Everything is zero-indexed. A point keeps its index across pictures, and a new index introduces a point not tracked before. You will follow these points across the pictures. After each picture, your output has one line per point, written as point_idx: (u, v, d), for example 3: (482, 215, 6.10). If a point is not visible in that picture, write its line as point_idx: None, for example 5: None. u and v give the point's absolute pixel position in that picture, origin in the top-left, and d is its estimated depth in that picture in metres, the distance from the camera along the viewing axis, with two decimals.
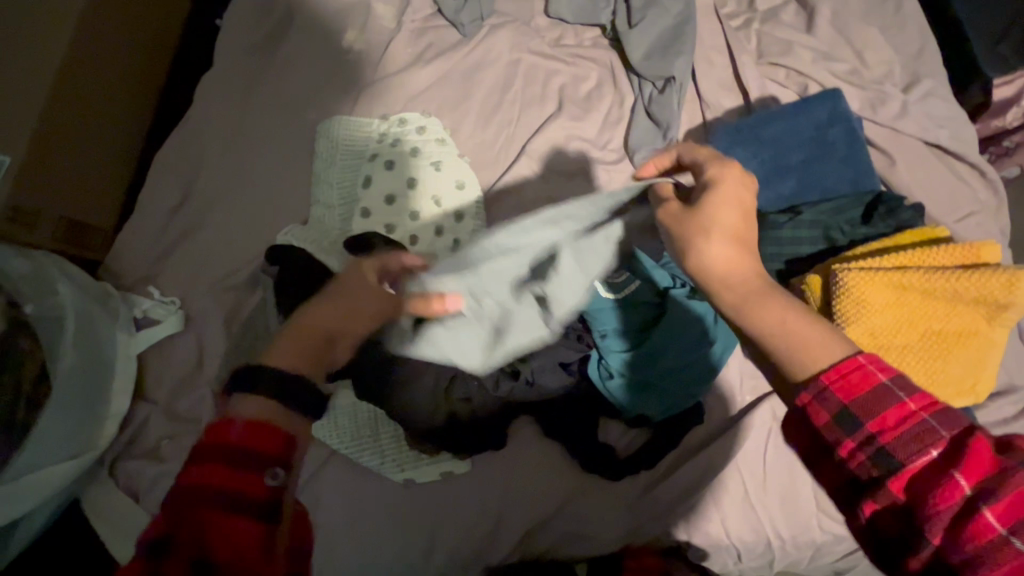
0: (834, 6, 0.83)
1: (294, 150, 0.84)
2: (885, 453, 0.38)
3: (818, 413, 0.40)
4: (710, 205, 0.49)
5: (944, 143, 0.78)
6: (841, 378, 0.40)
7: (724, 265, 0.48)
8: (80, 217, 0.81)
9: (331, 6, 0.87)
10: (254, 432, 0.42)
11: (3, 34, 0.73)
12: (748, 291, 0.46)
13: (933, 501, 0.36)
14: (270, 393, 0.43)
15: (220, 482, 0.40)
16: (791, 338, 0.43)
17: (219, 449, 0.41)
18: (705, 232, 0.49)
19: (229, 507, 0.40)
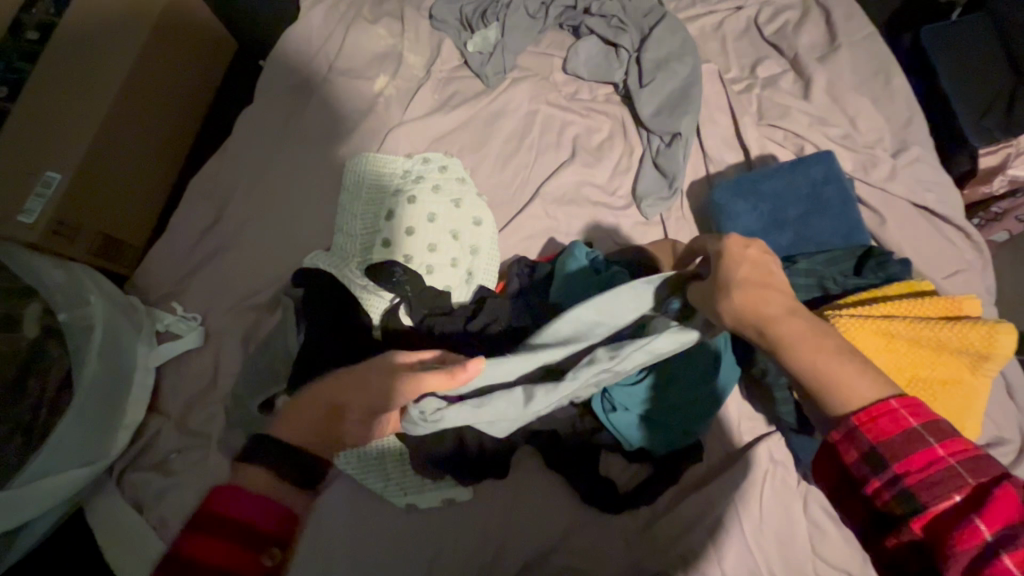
0: (829, 76, 0.90)
1: (322, 182, 0.89)
2: (910, 494, 0.40)
3: (848, 449, 0.42)
4: (726, 268, 0.47)
5: (930, 206, 0.83)
6: (871, 421, 0.41)
7: (750, 315, 0.45)
8: (116, 234, 0.85)
9: (367, 55, 0.95)
10: (260, 510, 0.49)
11: (71, 66, 0.81)
12: (789, 335, 0.43)
13: (951, 542, 0.37)
14: (272, 459, 0.51)
15: (219, 559, 0.47)
16: (826, 380, 0.42)
17: (227, 521, 0.48)
18: (727, 289, 0.46)
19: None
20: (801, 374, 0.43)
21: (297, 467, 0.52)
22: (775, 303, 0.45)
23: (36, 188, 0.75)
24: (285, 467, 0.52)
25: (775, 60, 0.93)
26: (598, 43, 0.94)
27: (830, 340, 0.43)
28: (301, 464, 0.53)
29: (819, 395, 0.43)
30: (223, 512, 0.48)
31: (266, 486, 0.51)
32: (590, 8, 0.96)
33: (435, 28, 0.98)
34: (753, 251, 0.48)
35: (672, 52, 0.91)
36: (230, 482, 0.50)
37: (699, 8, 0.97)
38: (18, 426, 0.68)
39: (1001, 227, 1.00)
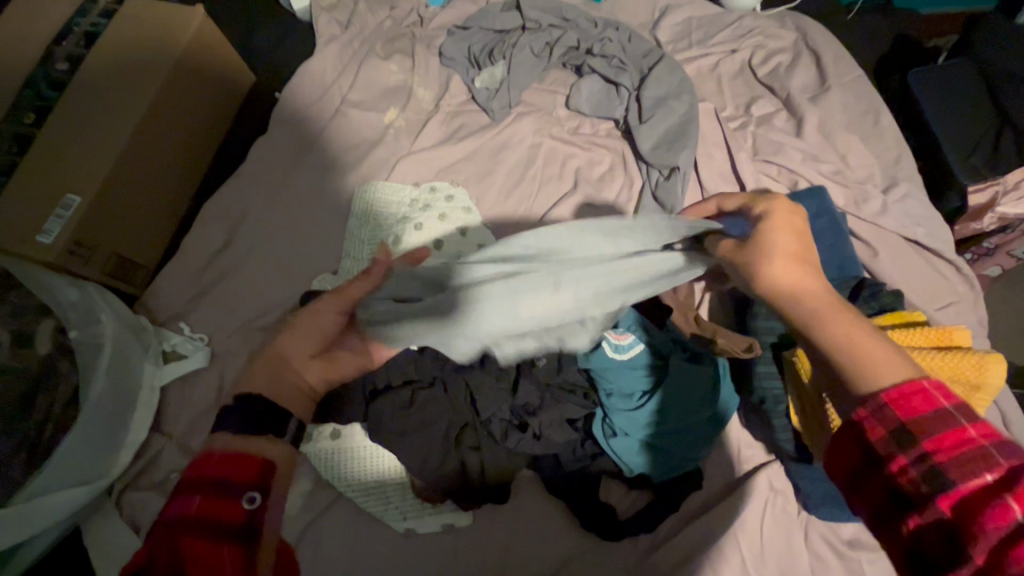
0: (820, 115, 0.94)
1: (332, 207, 0.92)
2: (936, 472, 0.36)
3: (875, 427, 0.39)
4: (768, 232, 0.50)
5: (921, 240, 0.86)
6: (899, 397, 0.38)
7: (790, 283, 0.47)
8: (129, 256, 0.88)
9: (378, 89, 1.00)
10: (228, 460, 0.43)
11: (98, 95, 0.86)
12: (820, 308, 0.45)
13: (979, 519, 0.33)
14: (234, 420, 0.45)
15: (200, 512, 0.41)
16: (862, 350, 0.41)
17: (196, 482, 0.42)
18: (769, 252, 0.49)
19: (203, 532, 0.40)
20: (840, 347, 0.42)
21: (274, 416, 0.46)
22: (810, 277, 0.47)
23: (57, 209, 0.79)
24: (244, 426, 0.45)
25: (769, 100, 0.98)
26: (599, 81, 0.99)
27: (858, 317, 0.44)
28: (264, 419, 0.46)
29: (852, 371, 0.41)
30: (195, 474, 0.43)
31: (234, 445, 0.44)
32: (592, 49, 1.01)
33: (444, 65, 1.02)
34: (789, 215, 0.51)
35: (670, 91, 0.96)
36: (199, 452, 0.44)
37: (696, 50, 1.02)
38: (22, 443, 0.67)
39: (993, 262, 1.01)
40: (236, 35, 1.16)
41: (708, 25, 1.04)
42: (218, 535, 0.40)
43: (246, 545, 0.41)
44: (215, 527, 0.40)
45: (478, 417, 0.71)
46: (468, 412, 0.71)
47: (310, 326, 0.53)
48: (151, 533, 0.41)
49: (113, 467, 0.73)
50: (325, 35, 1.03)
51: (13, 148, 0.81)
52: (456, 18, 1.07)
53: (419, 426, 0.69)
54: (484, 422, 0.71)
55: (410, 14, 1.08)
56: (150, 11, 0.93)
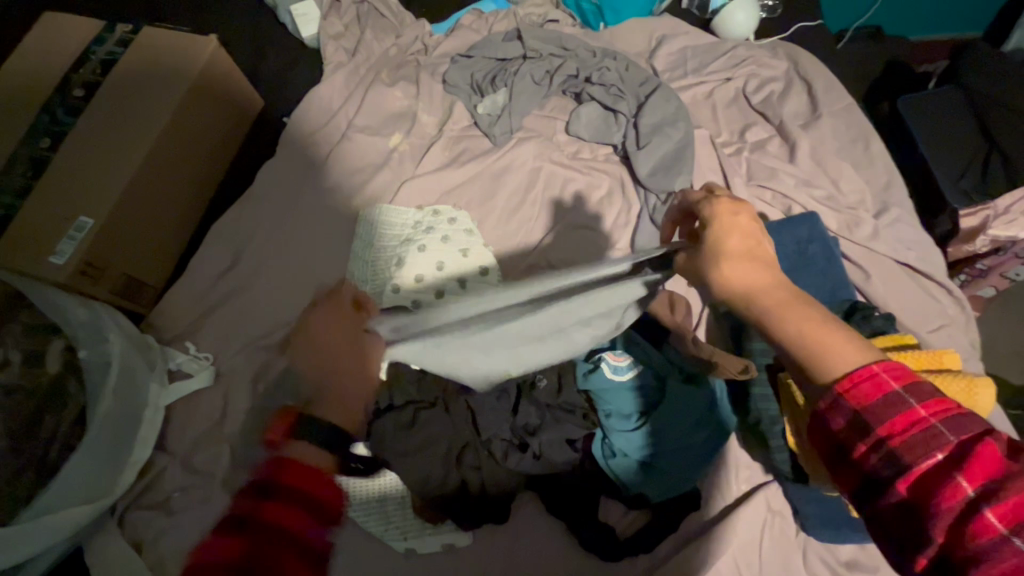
0: (812, 142, 0.97)
1: (336, 229, 0.94)
2: (892, 457, 0.36)
3: (834, 416, 0.39)
4: (717, 238, 0.45)
5: (913, 263, 0.88)
6: (851, 386, 0.38)
7: (736, 284, 0.43)
8: (139, 276, 0.90)
9: (384, 115, 1.03)
10: (332, 489, 0.44)
11: (112, 120, 0.89)
12: (772, 305, 0.41)
13: (935, 501, 0.34)
14: (323, 438, 0.45)
15: (300, 533, 0.42)
16: (811, 348, 0.39)
17: (301, 495, 0.43)
18: (719, 257, 0.44)
19: (299, 553, 0.42)
20: (790, 341, 0.40)
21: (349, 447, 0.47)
22: (759, 271, 0.43)
23: (69, 231, 0.81)
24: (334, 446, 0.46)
25: (762, 126, 1.01)
26: (598, 108, 1.02)
27: (812, 308, 0.41)
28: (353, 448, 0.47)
29: (804, 365, 0.40)
30: (299, 485, 0.43)
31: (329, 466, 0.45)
32: (591, 77, 1.04)
33: (448, 92, 1.06)
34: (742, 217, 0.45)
35: (666, 118, 0.99)
36: (292, 454, 0.44)
37: (691, 78, 1.05)
38: (31, 461, 0.69)
39: (987, 283, 1.04)
40: (246, 62, 1.19)
41: (703, 54, 1.07)
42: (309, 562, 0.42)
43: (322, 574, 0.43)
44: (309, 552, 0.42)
45: (479, 437, 0.72)
46: (469, 432, 0.72)
47: (347, 341, 0.53)
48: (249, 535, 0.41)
49: (117, 485, 0.73)
50: (333, 63, 1.07)
51: (29, 172, 0.84)
52: (459, 46, 1.11)
53: (419, 446, 0.70)
54: (485, 441, 0.71)
55: (415, 42, 1.12)
56: (165, 40, 0.96)
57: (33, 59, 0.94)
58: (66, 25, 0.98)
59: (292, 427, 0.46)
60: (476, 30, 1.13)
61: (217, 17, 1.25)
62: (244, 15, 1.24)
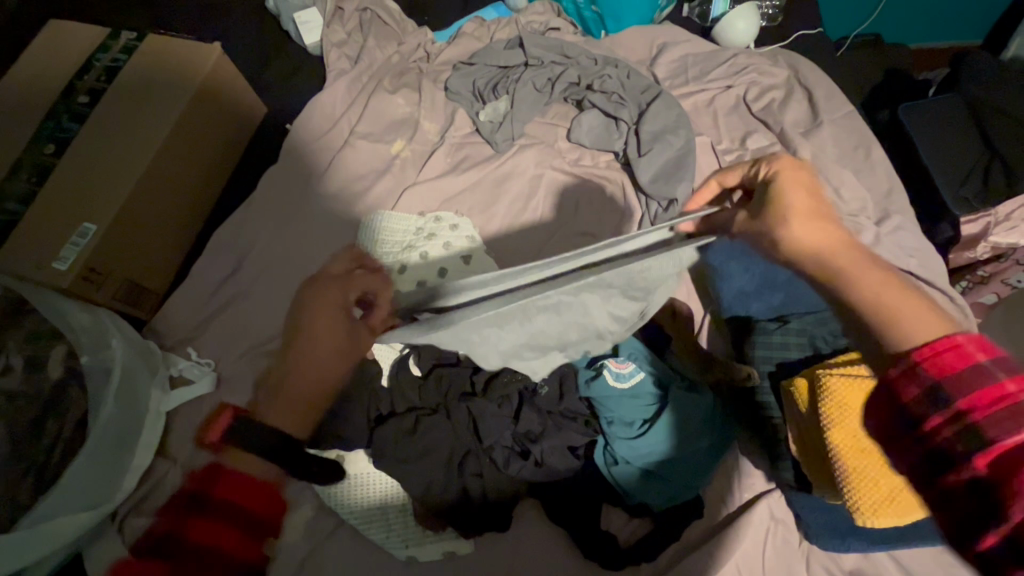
0: (813, 150, 0.97)
1: (338, 235, 0.94)
2: (974, 430, 0.35)
3: (907, 385, 0.38)
4: (782, 192, 0.51)
5: (914, 270, 0.88)
6: (932, 356, 0.37)
7: (811, 243, 0.47)
8: (142, 281, 0.90)
9: (386, 122, 1.03)
10: (252, 492, 0.53)
11: (116, 127, 0.89)
12: (848, 266, 0.45)
13: (1017, 478, 0.33)
14: (263, 450, 0.52)
15: (230, 534, 0.51)
16: (882, 308, 0.42)
17: (229, 509, 0.52)
18: (786, 216, 0.49)
19: (226, 548, 0.51)
20: (860, 304, 0.43)
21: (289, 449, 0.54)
22: (831, 237, 0.47)
23: (74, 237, 0.81)
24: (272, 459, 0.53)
25: (763, 134, 1.01)
26: (599, 116, 1.02)
27: (879, 270, 0.44)
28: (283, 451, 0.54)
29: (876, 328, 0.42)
30: (227, 497, 0.52)
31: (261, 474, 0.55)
32: (593, 85, 1.04)
33: (450, 99, 1.06)
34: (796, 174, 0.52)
35: (668, 125, 0.99)
36: (228, 467, 0.53)
37: (692, 85, 1.06)
38: (30, 467, 0.68)
39: (989, 290, 1.00)
40: (249, 69, 1.20)
41: (704, 62, 1.08)
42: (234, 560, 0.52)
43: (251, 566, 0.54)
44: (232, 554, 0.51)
45: (480, 444, 0.72)
46: (470, 439, 0.72)
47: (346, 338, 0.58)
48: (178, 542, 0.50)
49: (117, 491, 0.73)
50: (336, 70, 1.08)
51: (34, 178, 0.85)
52: (461, 54, 1.12)
53: (421, 454, 0.69)
54: (486, 449, 0.72)
55: (417, 50, 1.13)
56: (169, 48, 0.97)
57: (38, 66, 0.95)
58: (70, 33, 0.99)
59: (226, 436, 0.53)
60: (478, 38, 1.13)
61: (222, 24, 1.26)
62: (248, 22, 1.25)
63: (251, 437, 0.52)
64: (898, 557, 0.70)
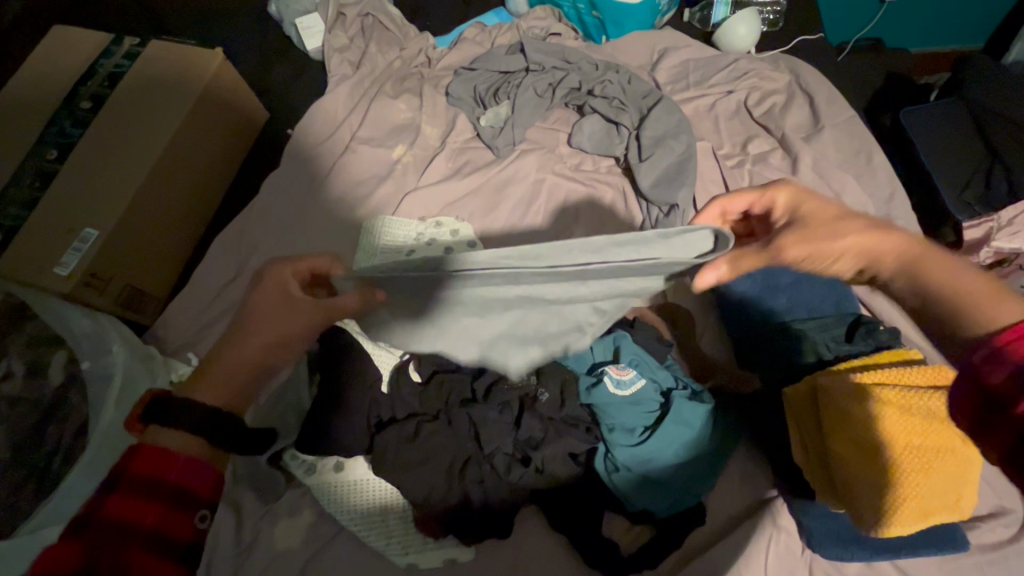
0: (814, 156, 0.97)
1: (339, 241, 0.94)
2: None
3: (992, 371, 0.38)
4: (809, 214, 0.56)
5: None
6: (1016, 338, 0.38)
7: (878, 253, 0.53)
8: (142, 287, 0.90)
9: (387, 127, 1.03)
10: (193, 474, 0.49)
11: (118, 132, 0.90)
12: (919, 263, 0.50)
13: None
14: (190, 424, 0.49)
15: (154, 522, 0.46)
16: (961, 297, 0.46)
17: (151, 485, 0.47)
18: (836, 234, 0.53)
19: (149, 541, 0.45)
20: (942, 298, 0.47)
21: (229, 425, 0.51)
22: (892, 241, 0.52)
23: (75, 243, 0.81)
24: (201, 432, 0.50)
25: (764, 138, 1.01)
26: (600, 121, 1.02)
27: (950, 261, 0.49)
28: (220, 421, 0.51)
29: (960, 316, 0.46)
30: (145, 473, 0.47)
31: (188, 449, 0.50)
32: (594, 90, 1.04)
33: (451, 104, 1.06)
34: (815, 199, 0.57)
35: (669, 130, 0.99)
36: (145, 443, 0.49)
37: (693, 91, 1.06)
38: (30, 475, 0.68)
39: None
40: (251, 75, 1.21)
41: (705, 67, 1.08)
42: (166, 547, 0.46)
43: (190, 561, 0.48)
44: (163, 538, 0.46)
45: (481, 451, 0.72)
46: (471, 445, 0.72)
47: (279, 314, 0.56)
48: (90, 532, 0.44)
49: None
50: (337, 75, 1.08)
51: (36, 183, 0.85)
52: (463, 59, 1.12)
53: (420, 460, 0.69)
54: (487, 456, 0.72)
55: (418, 55, 1.13)
56: (170, 55, 0.97)
57: (40, 73, 0.95)
58: (71, 39, 0.99)
59: (149, 417, 0.50)
60: (479, 43, 1.13)
61: (224, 31, 1.26)
62: (249, 28, 1.26)
63: (181, 418, 0.49)
64: (904, 566, 0.70)
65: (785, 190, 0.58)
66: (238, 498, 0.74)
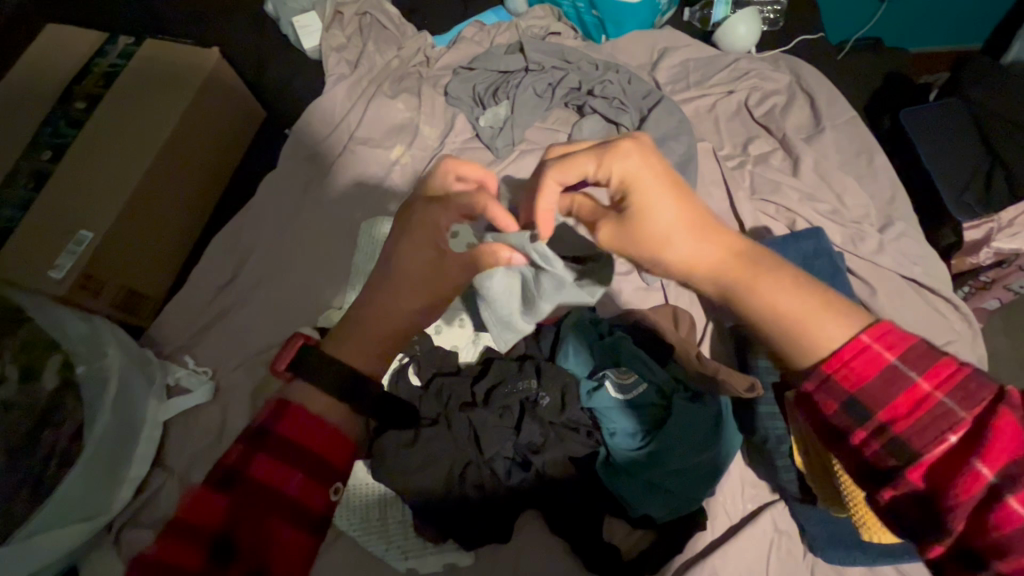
0: (816, 157, 0.96)
1: (338, 243, 0.93)
2: (901, 444, 0.38)
3: (825, 399, 0.41)
4: (641, 209, 0.48)
5: (917, 278, 0.87)
6: (843, 366, 0.40)
7: (699, 263, 0.48)
8: (139, 288, 0.89)
9: (384, 128, 1.02)
10: (332, 441, 0.49)
11: (114, 131, 0.89)
12: (736, 276, 0.47)
13: (953, 489, 0.36)
14: (333, 389, 0.50)
15: (297, 488, 0.47)
16: (788, 322, 0.43)
17: (295, 451, 0.48)
18: (665, 242, 0.48)
19: (295, 509, 0.46)
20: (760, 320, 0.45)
21: (361, 388, 0.52)
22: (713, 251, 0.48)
23: (70, 244, 0.81)
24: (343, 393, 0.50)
25: (765, 139, 1.00)
26: (600, 121, 1.01)
27: (767, 268, 0.46)
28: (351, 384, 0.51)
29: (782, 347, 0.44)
30: (291, 439, 0.48)
31: (328, 416, 0.51)
32: (593, 90, 1.04)
33: (449, 104, 1.05)
34: (650, 180, 0.48)
35: (669, 131, 0.98)
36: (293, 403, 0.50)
37: (693, 91, 1.05)
38: (23, 483, 0.65)
39: (991, 295, 1.05)
40: (247, 74, 1.19)
41: (705, 67, 1.07)
42: (303, 517, 0.47)
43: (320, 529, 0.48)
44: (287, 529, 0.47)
45: (481, 455, 0.71)
46: (471, 450, 0.71)
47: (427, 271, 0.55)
48: (233, 492, 0.46)
49: (114, 503, 0.72)
50: (335, 75, 1.07)
51: (28, 185, 0.84)
52: (461, 58, 1.11)
53: (420, 466, 0.68)
54: (488, 460, 0.71)
55: (417, 54, 1.12)
56: (167, 54, 0.96)
57: (34, 72, 0.94)
58: (65, 38, 0.98)
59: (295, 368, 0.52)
60: (478, 42, 1.12)
61: (220, 31, 1.25)
62: (246, 27, 1.24)
63: (319, 378, 0.51)
64: (903, 569, 0.70)
65: (622, 168, 0.48)
66: None
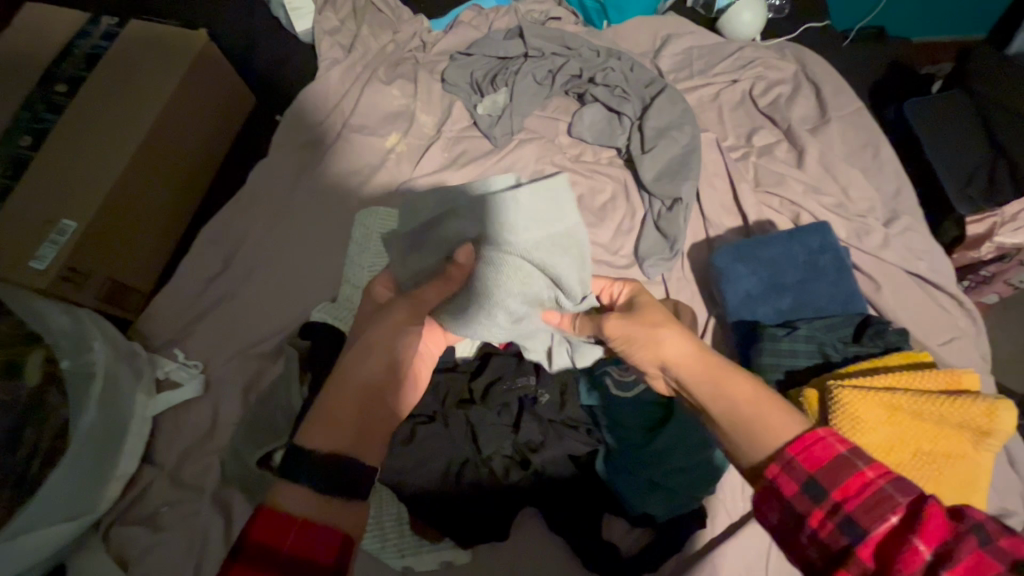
0: (821, 148, 0.94)
1: (331, 234, 0.91)
2: (851, 522, 0.39)
3: (784, 481, 0.43)
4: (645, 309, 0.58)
5: (922, 273, 0.86)
6: (804, 449, 0.43)
7: (684, 361, 0.52)
8: (123, 279, 0.87)
9: (379, 114, 0.99)
10: (308, 535, 0.41)
11: (96, 117, 0.85)
12: (705, 375, 0.50)
13: (897, 564, 0.37)
14: (316, 478, 0.43)
15: None
16: (750, 414, 0.47)
17: (266, 557, 0.40)
18: (674, 333, 0.54)
19: None
20: (725, 416, 0.48)
21: (352, 469, 0.45)
22: (693, 346, 0.53)
23: (51, 235, 0.78)
24: (326, 487, 0.43)
25: (769, 130, 0.98)
26: (601, 110, 0.99)
27: (735, 372, 0.50)
28: (339, 469, 0.44)
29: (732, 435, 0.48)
30: (263, 545, 0.41)
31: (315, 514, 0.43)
32: (595, 77, 1.01)
33: (446, 91, 1.02)
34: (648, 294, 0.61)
35: (672, 121, 0.95)
36: (266, 505, 0.43)
37: (697, 79, 1.03)
38: (8, 477, 0.65)
39: (991, 289, 1.04)
40: (237, 58, 1.16)
41: (709, 55, 1.05)
42: None
43: None
44: None
45: (479, 454, 0.70)
46: (469, 448, 0.70)
47: (355, 355, 0.52)
48: None
49: (101, 501, 0.70)
50: (328, 59, 1.03)
51: (7, 172, 0.80)
52: (457, 43, 1.08)
53: (419, 463, 0.67)
54: (485, 458, 0.70)
55: (413, 39, 1.08)
56: (150, 36, 0.92)
57: (13, 54, 0.90)
58: (45, 18, 0.94)
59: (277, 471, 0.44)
60: (476, 27, 1.09)
61: (207, 13, 1.21)
62: (235, 9, 1.20)
63: (297, 469, 0.44)
64: None
65: (627, 289, 0.64)
66: (228, 497, 0.74)
